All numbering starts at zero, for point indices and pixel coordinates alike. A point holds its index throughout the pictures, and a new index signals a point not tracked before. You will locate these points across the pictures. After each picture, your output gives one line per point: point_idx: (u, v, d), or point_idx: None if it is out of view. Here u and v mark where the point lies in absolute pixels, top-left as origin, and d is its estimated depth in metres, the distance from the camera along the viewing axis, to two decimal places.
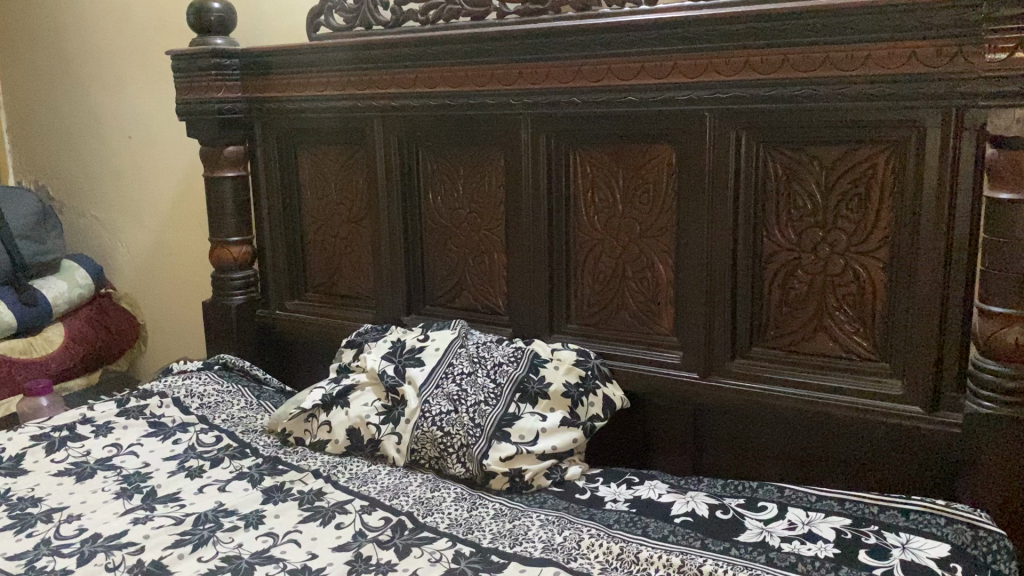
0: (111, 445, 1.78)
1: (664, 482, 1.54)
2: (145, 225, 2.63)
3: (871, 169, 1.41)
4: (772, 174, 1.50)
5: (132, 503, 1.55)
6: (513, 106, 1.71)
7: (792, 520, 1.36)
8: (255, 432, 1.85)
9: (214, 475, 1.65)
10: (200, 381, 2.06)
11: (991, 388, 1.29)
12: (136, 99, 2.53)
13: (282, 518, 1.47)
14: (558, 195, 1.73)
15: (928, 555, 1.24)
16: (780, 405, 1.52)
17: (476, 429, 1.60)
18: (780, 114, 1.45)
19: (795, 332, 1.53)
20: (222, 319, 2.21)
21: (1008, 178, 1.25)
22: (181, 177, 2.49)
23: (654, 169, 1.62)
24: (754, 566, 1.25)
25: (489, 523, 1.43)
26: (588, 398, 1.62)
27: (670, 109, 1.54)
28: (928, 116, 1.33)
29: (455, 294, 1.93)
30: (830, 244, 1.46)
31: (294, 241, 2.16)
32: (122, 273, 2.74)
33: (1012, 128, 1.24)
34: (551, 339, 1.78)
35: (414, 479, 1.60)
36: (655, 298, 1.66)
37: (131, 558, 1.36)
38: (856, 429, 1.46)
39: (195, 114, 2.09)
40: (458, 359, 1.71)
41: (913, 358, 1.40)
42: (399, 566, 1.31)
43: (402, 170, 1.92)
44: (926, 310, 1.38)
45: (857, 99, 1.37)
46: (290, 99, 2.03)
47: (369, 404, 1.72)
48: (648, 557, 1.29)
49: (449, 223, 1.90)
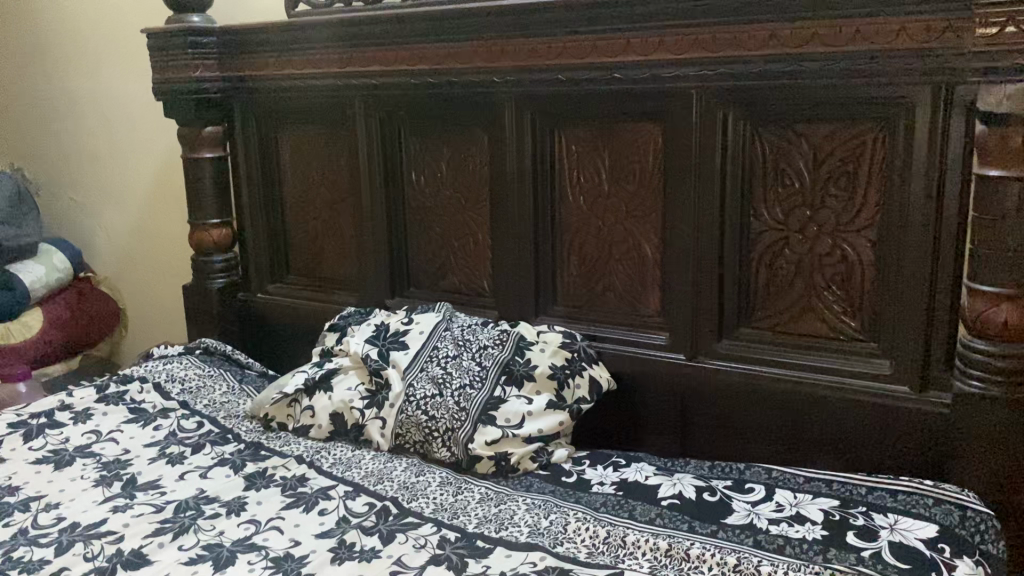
0: (91, 431, 1.75)
1: (651, 465, 1.52)
2: (123, 207, 2.58)
3: (859, 147, 1.40)
4: (759, 153, 1.48)
5: (112, 491, 1.52)
6: (497, 84, 1.68)
7: (779, 502, 1.35)
8: (238, 417, 1.82)
9: (195, 462, 1.63)
10: (181, 366, 2.03)
11: (979, 368, 1.28)
12: (113, 79, 2.48)
13: (264, 505, 1.45)
14: (543, 175, 1.70)
15: (916, 536, 1.23)
16: (768, 387, 1.51)
17: (461, 412, 1.58)
18: (768, 92, 1.43)
19: (782, 313, 1.51)
20: (203, 303, 2.17)
21: (997, 156, 1.22)
22: (161, 159, 2.45)
23: (640, 149, 1.59)
24: (742, 549, 1.24)
25: (474, 508, 1.42)
26: (575, 380, 1.60)
27: (657, 87, 1.52)
28: (917, 92, 1.31)
29: (439, 276, 1.91)
30: (817, 224, 1.45)
31: (276, 223, 2.13)
32: (100, 257, 2.69)
33: (1003, 104, 1.20)
34: (537, 321, 1.76)
35: (399, 464, 1.58)
36: (641, 279, 1.64)
37: (110, 547, 1.33)
38: (843, 409, 1.44)
39: (173, 93, 2.05)
40: (443, 342, 1.69)
41: (901, 338, 1.39)
42: (383, 552, 1.29)
43: (385, 150, 1.88)
44: (915, 290, 1.37)
45: (846, 75, 1.35)
46: (269, 78, 1.99)
47: (353, 388, 1.70)
48: (635, 541, 1.28)
49: (433, 204, 1.87)
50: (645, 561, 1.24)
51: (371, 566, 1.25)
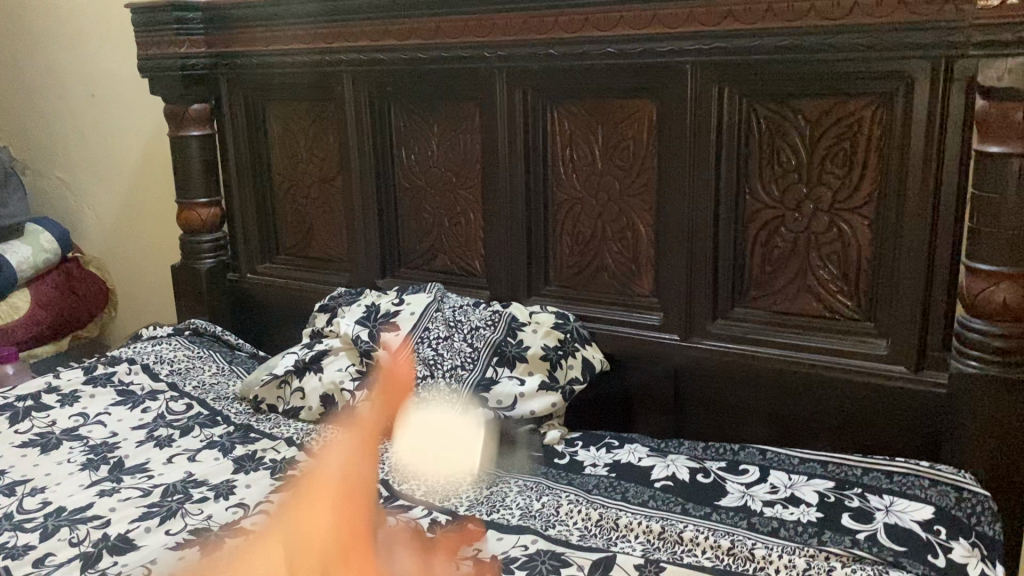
0: (78, 414, 1.73)
1: (644, 446, 1.51)
2: (110, 186, 2.54)
3: (857, 123, 1.37)
4: (755, 130, 1.45)
5: (99, 474, 1.50)
6: (488, 59, 1.65)
7: (774, 483, 1.34)
8: (227, 399, 1.80)
9: (184, 444, 1.61)
10: (170, 347, 2.01)
11: (977, 347, 1.27)
12: (98, 55, 2.44)
13: (253, 488, 1.43)
14: (535, 152, 1.67)
15: (912, 518, 1.22)
16: (763, 367, 1.49)
17: (453, 394, 1.57)
18: (764, 66, 1.40)
19: (777, 293, 1.49)
20: (191, 284, 2.15)
21: (997, 132, 1.20)
22: (148, 136, 2.41)
23: (634, 125, 1.56)
24: (735, 532, 1.22)
25: (466, 490, 1.40)
26: (567, 360, 1.58)
27: (651, 62, 1.49)
28: (916, 66, 1.28)
29: (430, 256, 1.88)
30: (813, 201, 1.42)
31: (265, 203, 2.10)
32: (88, 236, 2.66)
33: (1003, 79, 1.17)
34: (529, 301, 1.74)
35: (390, 446, 1.56)
36: (635, 259, 1.62)
37: (96, 532, 1.31)
38: (839, 390, 1.43)
39: (158, 69, 2.01)
40: (434, 324, 1.67)
41: (898, 318, 1.37)
42: (373, 536, 1.27)
43: (374, 127, 1.85)
44: (913, 268, 1.34)
45: (843, 49, 1.31)
46: (256, 54, 1.95)
47: (343, 369, 1.67)
48: (627, 523, 1.26)
49: (423, 183, 1.84)
50: (637, 544, 1.22)
51: (360, 550, 1.23)
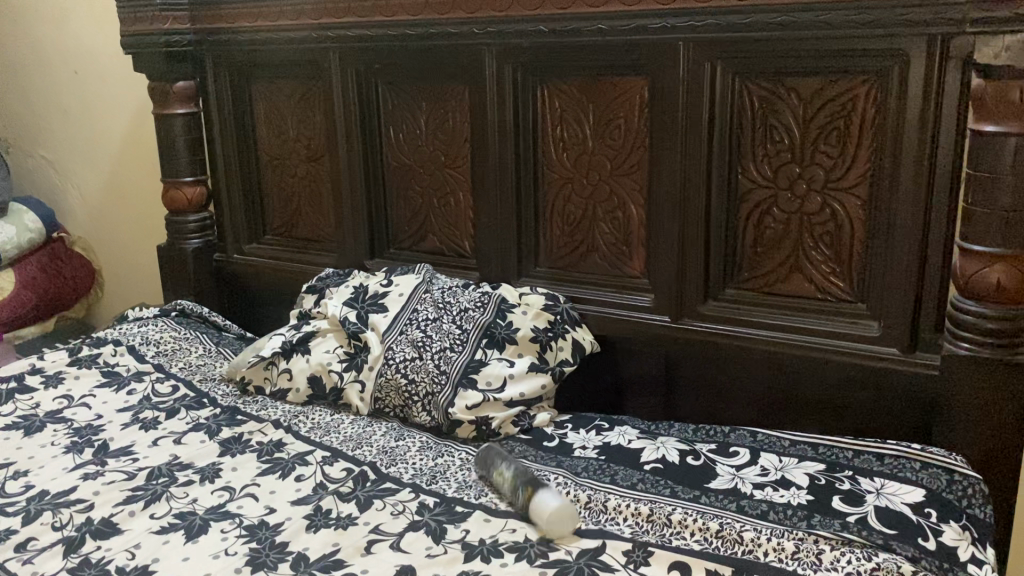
0: (62, 396, 1.71)
1: (634, 428, 1.49)
2: (94, 165, 2.51)
3: (851, 102, 1.35)
4: (747, 109, 1.43)
5: (83, 457, 1.48)
6: (477, 35, 1.62)
7: (764, 466, 1.33)
8: (214, 381, 1.78)
9: (170, 427, 1.59)
10: (156, 328, 1.98)
11: (970, 329, 1.26)
12: (80, 31, 2.39)
13: (239, 471, 1.42)
14: (525, 131, 1.65)
15: (903, 500, 1.21)
16: (755, 349, 1.48)
17: (441, 375, 1.54)
18: (758, 43, 1.37)
19: (769, 273, 1.48)
20: (178, 264, 2.12)
21: (992, 110, 1.18)
22: (132, 114, 2.38)
23: (626, 103, 1.54)
24: (724, 515, 1.21)
25: (454, 472, 1.39)
26: (558, 342, 1.57)
27: (642, 40, 1.46)
28: (911, 44, 1.26)
29: (419, 237, 1.86)
30: (806, 181, 1.40)
31: (252, 183, 2.08)
32: (72, 216, 2.63)
33: (1001, 56, 1.15)
34: (519, 283, 1.72)
35: (378, 428, 1.55)
36: (626, 240, 1.60)
37: (80, 516, 1.30)
38: (831, 372, 1.41)
39: (141, 46, 1.97)
40: (423, 305, 1.64)
41: (891, 300, 1.36)
42: (360, 520, 1.26)
43: (362, 105, 1.83)
44: (906, 249, 1.33)
45: (838, 27, 1.29)
46: (243, 31, 1.92)
47: (332, 351, 1.66)
48: (616, 505, 1.25)
49: (412, 162, 1.82)
50: (626, 527, 1.22)
51: (346, 534, 1.22)
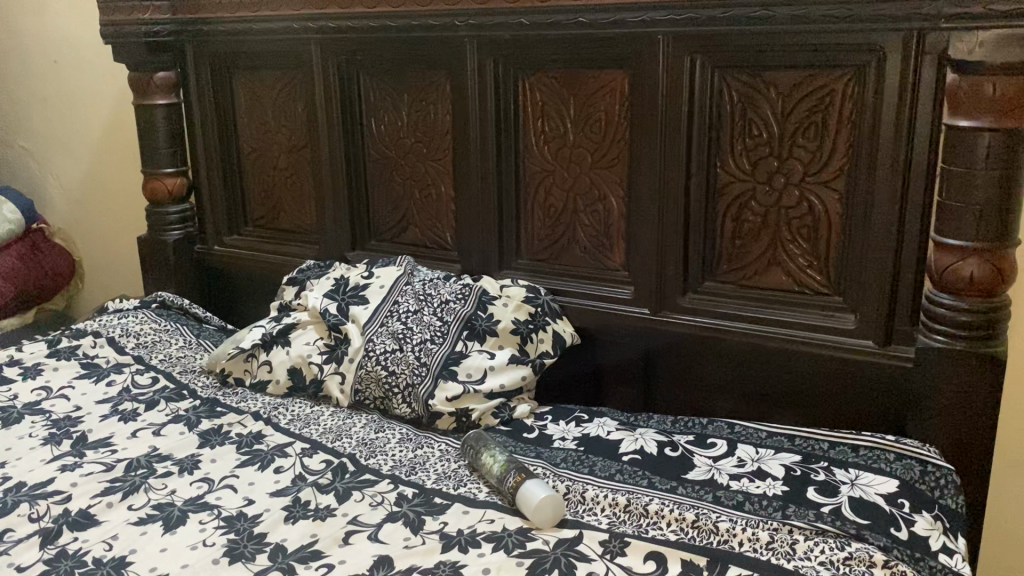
0: (41, 388, 1.70)
1: (613, 420, 1.50)
2: (74, 156, 2.49)
3: (828, 97, 1.36)
4: (727, 102, 1.43)
5: (61, 449, 1.48)
6: (458, 28, 1.61)
7: (741, 457, 1.34)
8: (194, 373, 1.78)
9: (149, 418, 1.58)
10: (137, 320, 1.98)
11: (944, 323, 1.27)
12: (60, 21, 2.38)
13: (218, 463, 1.42)
14: (506, 124, 1.65)
15: (877, 491, 1.22)
16: (733, 341, 1.49)
17: (421, 367, 1.54)
18: (736, 38, 1.38)
19: (747, 266, 1.49)
20: (158, 256, 2.11)
21: (967, 105, 1.19)
22: (113, 105, 2.36)
23: (606, 97, 1.54)
24: (700, 505, 1.22)
25: (434, 463, 1.40)
26: (538, 335, 1.58)
27: (622, 32, 1.46)
28: (888, 39, 1.27)
29: (401, 229, 1.86)
30: (784, 175, 1.41)
31: (233, 174, 2.07)
32: (53, 207, 2.61)
33: (976, 52, 1.16)
34: (500, 275, 1.72)
35: (358, 420, 1.55)
36: (606, 232, 1.60)
37: (57, 507, 1.30)
38: (808, 364, 1.43)
39: (121, 36, 1.96)
40: (404, 297, 1.64)
41: (867, 293, 1.37)
42: (339, 511, 1.26)
43: (343, 96, 1.82)
44: (882, 243, 1.34)
45: (817, 22, 1.30)
46: (223, 22, 1.91)
47: (311, 343, 1.66)
48: (594, 496, 1.26)
49: (393, 154, 1.82)
50: (604, 517, 1.22)
51: (325, 525, 1.22)
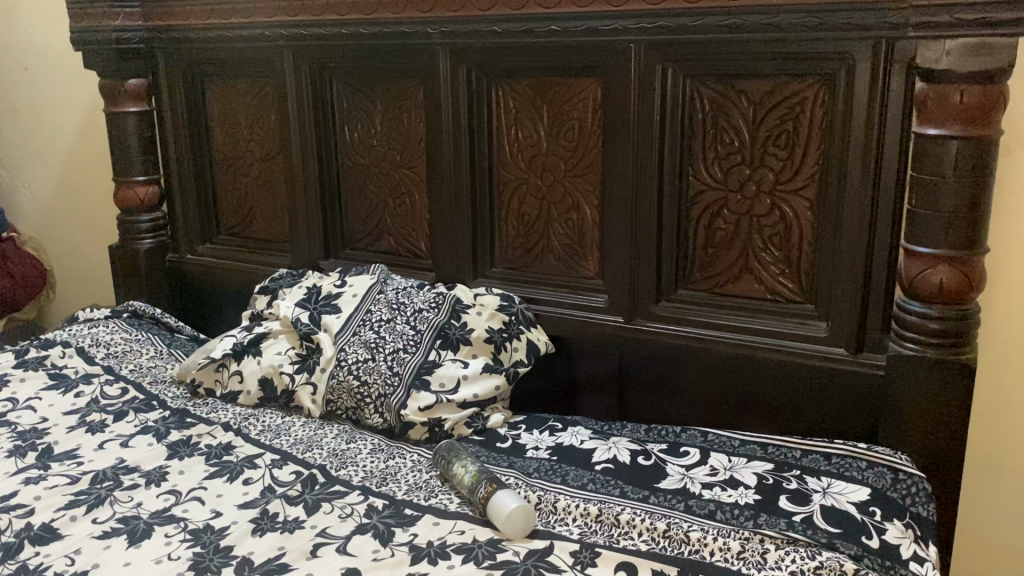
0: (7, 399, 1.67)
1: (587, 429, 1.49)
2: (46, 164, 2.46)
3: (799, 105, 1.36)
4: (699, 112, 1.43)
5: (26, 461, 1.45)
6: (431, 35, 1.61)
7: (714, 466, 1.34)
8: (164, 383, 1.75)
9: (117, 429, 1.56)
10: (107, 330, 1.95)
11: (915, 330, 1.27)
12: (31, 29, 2.35)
13: (186, 474, 1.40)
14: (479, 132, 1.64)
15: (848, 499, 1.22)
16: (706, 349, 1.48)
17: (394, 377, 1.53)
18: (708, 46, 1.38)
19: (720, 274, 1.48)
20: (130, 264, 2.09)
21: (935, 114, 1.20)
22: (83, 112, 2.34)
23: (579, 105, 1.54)
24: (672, 515, 1.22)
25: (405, 474, 1.38)
26: (512, 343, 1.56)
27: (594, 40, 1.46)
28: (857, 47, 1.28)
29: (374, 237, 1.85)
30: (756, 183, 1.41)
31: (206, 182, 2.06)
32: (25, 216, 2.57)
33: (943, 61, 1.16)
34: (474, 284, 1.71)
35: (329, 431, 1.54)
36: (580, 240, 1.60)
37: (20, 521, 1.27)
38: (781, 372, 1.43)
39: (92, 43, 1.94)
40: (376, 305, 1.63)
41: (839, 301, 1.37)
42: (307, 523, 1.24)
43: (317, 104, 1.81)
44: (853, 250, 1.34)
45: (787, 31, 1.30)
46: (197, 28, 1.90)
47: (283, 352, 1.65)
48: (566, 506, 1.25)
49: (367, 162, 1.81)
50: (575, 527, 1.21)
51: (292, 537, 1.21)
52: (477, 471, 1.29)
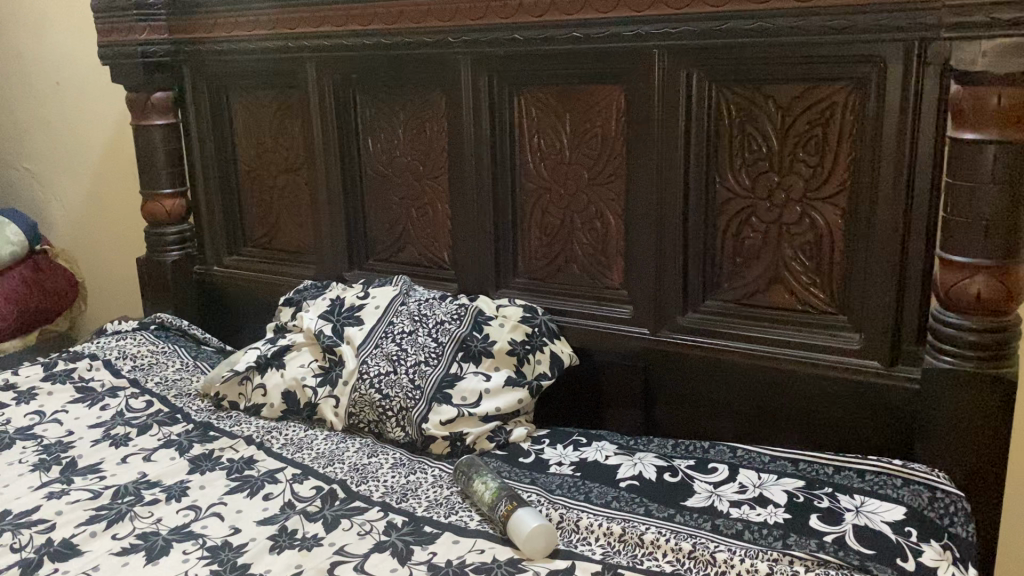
0: (34, 412, 1.68)
1: (612, 444, 1.46)
2: (75, 176, 2.49)
3: (828, 109, 1.32)
4: (725, 118, 1.40)
5: (50, 475, 1.46)
6: (452, 44, 1.59)
7: (742, 483, 1.30)
8: (189, 396, 1.75)
9: (140, 443, 1.56)
10: (134, 343, 1.96)
11: (952, 343, 1.22)
12: (61, 44, 2.38)
13: (207, 489, 1.39)
14: (501, 141, 1.62)
15: (882, 519, 1.17)
16: (734, 363, 1.44)
17: (416, 390, 1.51)
18: (734, 50, 1.34)
19: (749, 284, 1.44)
20: (157, 276, 2.10)
21: (972, 117, 1.15)
22: (112, 126, 2.37)
23: (602, 112, 1.51)
24: (698, 534, 1.18)
25: (426, 490, 1.36)
26: (535, 355, 1.53)
27: (618, 47, 1.43)
28: (889, 49, 1.23)
29: (397, 248, 1.83)
30: (785, 190, 1.37)
31: (232, 194, 2.06)
32: (56, 228, 2.60)
33: (979, 62, 1.11)
34: (497, 295, 1.69)
35: (351, 445, 1.52)
36: (605, 251, 1.57)
37: (40, 536, 1.27)
38: (813, 385, 1.38)
39: (119, 57, 1.96)
40: (399, 317, 1.61)
41: (871, 312, 1.33)
42: (326, 541, 1.22)
43: (339, 115, 1.80)
44: (886, 259, 1.30)
45: (815, 33, 1.26)
46: (220, 41, 1.91)
47: (305, 365, 1.64)
48: (588, 525, 1.21)
49: (389, 172, 1.79)
50: (598, 547, 1.18)
51: (310, 555, 1.19)
52: (500, 484, 1.28)
